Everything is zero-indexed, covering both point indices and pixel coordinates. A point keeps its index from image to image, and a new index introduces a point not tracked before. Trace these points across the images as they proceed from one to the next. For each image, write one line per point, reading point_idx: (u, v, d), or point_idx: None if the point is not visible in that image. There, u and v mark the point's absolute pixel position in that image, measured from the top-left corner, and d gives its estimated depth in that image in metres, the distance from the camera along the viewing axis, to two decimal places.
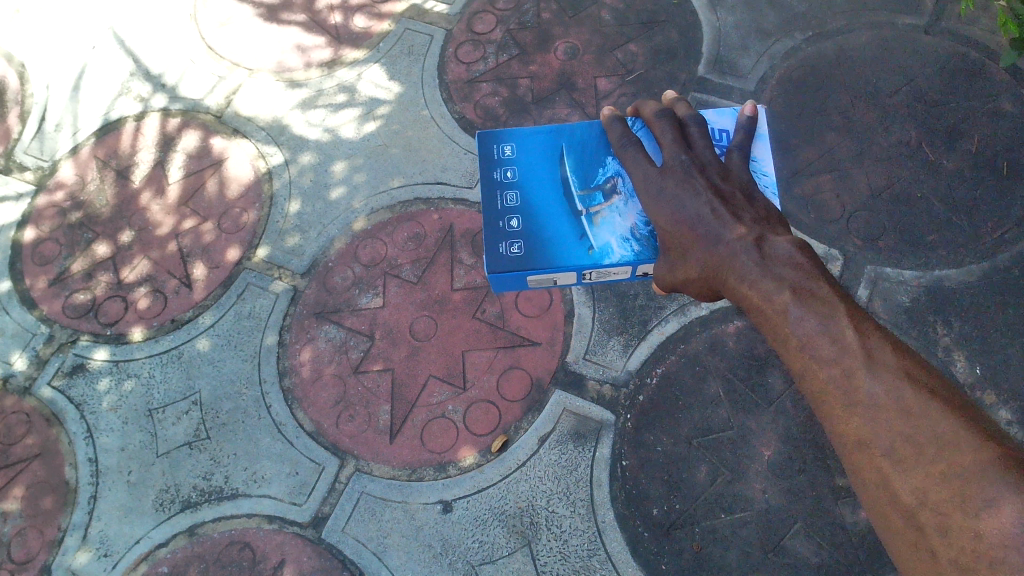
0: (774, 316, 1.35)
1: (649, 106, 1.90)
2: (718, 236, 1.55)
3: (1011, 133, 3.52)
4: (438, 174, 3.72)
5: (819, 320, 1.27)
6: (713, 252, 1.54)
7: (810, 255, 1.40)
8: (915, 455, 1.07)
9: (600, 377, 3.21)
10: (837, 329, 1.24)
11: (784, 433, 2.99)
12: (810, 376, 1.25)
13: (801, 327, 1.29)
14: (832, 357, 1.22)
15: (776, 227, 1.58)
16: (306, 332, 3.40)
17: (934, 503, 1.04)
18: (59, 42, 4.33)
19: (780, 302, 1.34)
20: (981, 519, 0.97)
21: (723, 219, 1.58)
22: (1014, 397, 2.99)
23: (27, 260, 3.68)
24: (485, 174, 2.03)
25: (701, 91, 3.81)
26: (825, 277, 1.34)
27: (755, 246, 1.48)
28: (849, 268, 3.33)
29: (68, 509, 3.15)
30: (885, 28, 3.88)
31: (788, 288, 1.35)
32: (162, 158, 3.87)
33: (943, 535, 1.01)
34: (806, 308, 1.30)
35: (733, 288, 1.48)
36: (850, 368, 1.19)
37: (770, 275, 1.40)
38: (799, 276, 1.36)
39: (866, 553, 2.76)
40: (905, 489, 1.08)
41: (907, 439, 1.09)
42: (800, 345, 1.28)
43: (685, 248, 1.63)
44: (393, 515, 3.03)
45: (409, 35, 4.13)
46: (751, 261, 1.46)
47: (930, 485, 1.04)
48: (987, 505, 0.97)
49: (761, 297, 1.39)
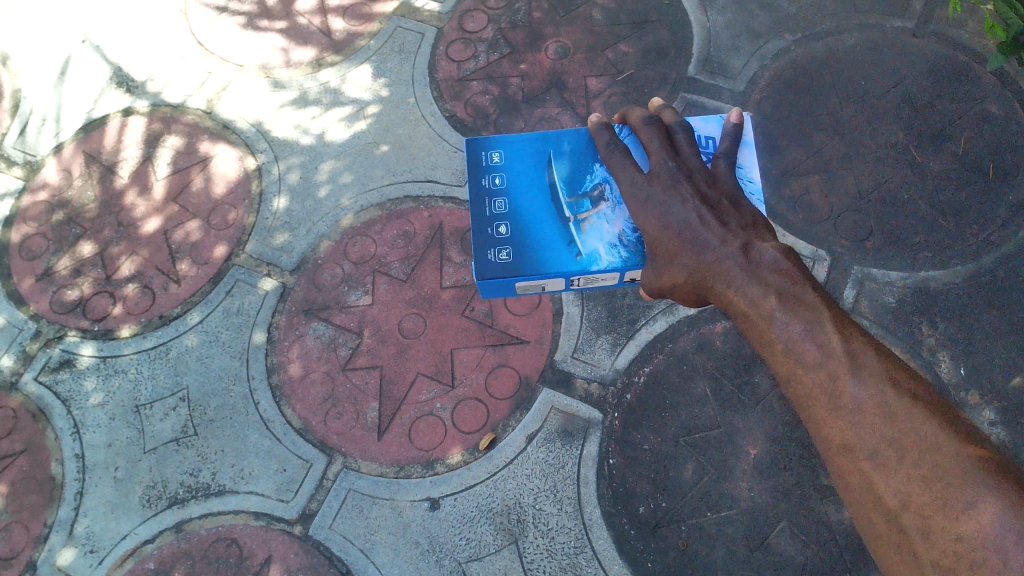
0: (759, 321, 1.36)
1: (636, 113, 1.90)
2: (704, 241, 1.56)
3: (997, 136, 3.55)
4: (428, 172, 3.72)
5: (803, 325, 1.28)
6: (700, 258, 1.55)
7: (796, 260, 1.41)
8: (898, 459, 1.09)
9: (588, 376, 3.22)
10: (822, 333, 1.25)
11: (771, 432, 3.01)
12: (795, 380, 1.26)
13: (786, 331, 1.30)
14: (816, 361, 1.23)
15: (761, 232, 1.59)
16: (294, 329, 3.40)
17: (918, 506, 1.06)
18: (47, 37, 4.31)
19: (766, 307, 1.35)
20: (965, 522, 0.99)
21: (709, 224, 1.59)
22: (997, 396, 3.02)
23: (14, 255, 3.67)
24: (473, 180, 2.04)
25: (691, 91, 3.83)
26: (810, 282, 1.36)
27: (741, 252, 1.49)
28: (836, 268, 3.36)
29: (53, 505, 3.14)
30: (873, 30, 3.90)
31: (774, 293, 1.36)
32: (151, 154, 3.86)
33: (926, 537, 1.04)
34: (791, 313, 1.31)
35: (719, 292, 1.49)
36: (835, 372, 1.20)
37: (755, 278, 1.42)
38: (785, 281, 1.38)
39: (850, 552, 2.79)
40: (889, 492, 1.10)
41: (890, 443, 1.11)
42: (785, 349, 1.29)
43: (671, 253, 1.64)
44: (381, 512, 3.04)
45: (400, 33, 4.13)
46: (737, 266, 1.47)
47: (914, 488, 1.06)
48: (970, 509, 0.99)
49: (746, 301, 1.40)
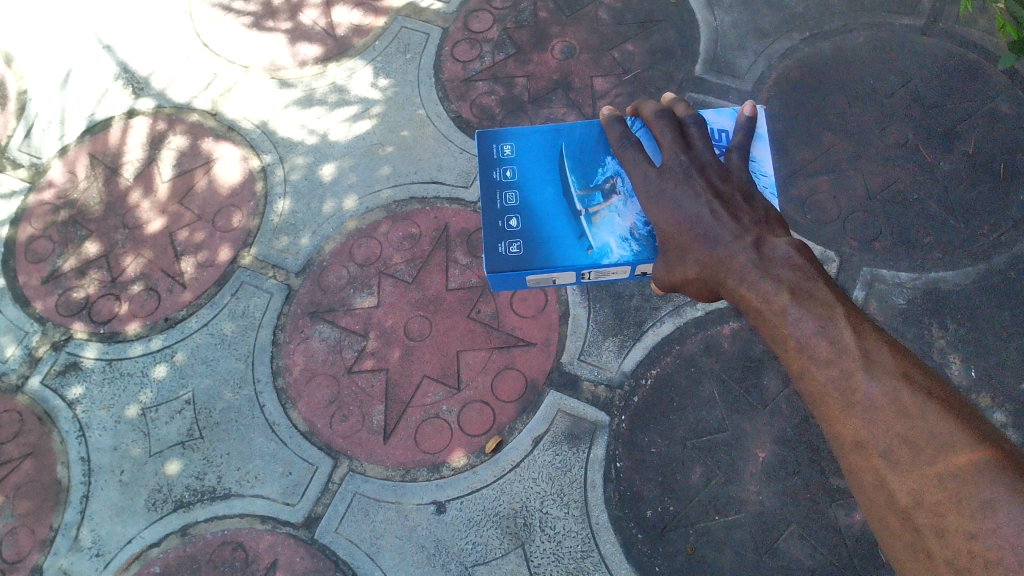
0: (771, 318, 1.33)
1: (649, 106, 1.88)
2: (717, 236, 1.54)
3: (1008, 136, 3.51)
4: (434, 173, 3.70)
5: (816, 321, 1.26)
6: (711, 254, 1.53)
7: (810, 257, 1.39)
8: (911, 457, 1.06)
9: (596, 378, 3.20)
10: (835, 330, 1.23)
11: (780, 435, 2.98)
12: (808, 377, 1.24)
13: (798, 328, 1.27)
14: (829, 358, 1.21)
15: (775, 226, 1.56)
16: (300, 331, 3.38)
17: (932, 505, 1.02)
18: (54, 40, 4.30)
19: (778, 304, 1.33)
20: (980, 521, 0.95)
21: (723, 219, 1.56)
22: (1010, 399, 2.99)
23: (20, 257, 3.66)
24: (485, 173, 2.03)
25: (698, 90, 3.80)
26: (825, 279, 1.33)
27: (754, 247, 1.47)
28: (845, 270, 3.32)
29: (59, 509, 3.14)
30: (882, 29, 3.87)
31: (786, 289, 1.34)
32: (155, 156, 3.85)
33: (940, 536, 1.00)
34: (803, 310, 1.29)
35: (731, 288, 1.47)
36: (848, 370, 1.18)
37: (768, 275, 1.39)
38: (798, 277, 1.35)
39: (860, 556, 2.76)
40: (903, 490, 1.06)
41: (905, 440, 1.08)
42: (798, 346, 1.27)
43: (683, 249, 1.61)
44: (387, 516, 3.02)
45: (406, 33, 4.11)
46: (750, 262, 1.44)
47: (928, 486, 1.03)
48: (985, 507, 0.96)
49: (759, 298, 1.38)
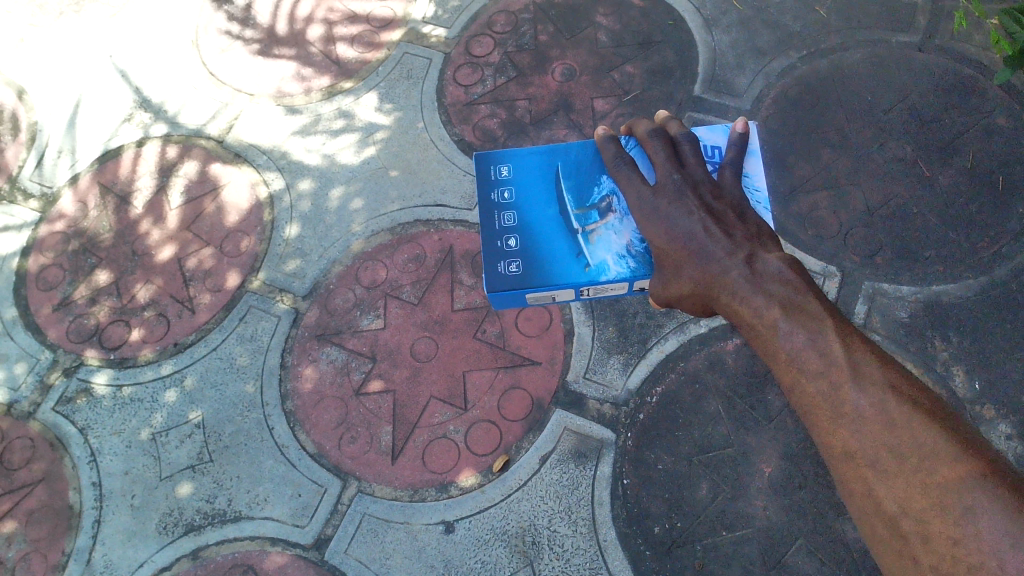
0: (762, 332, 1.37)
1: (642, 124, 1.90)
2: (709, 253, 1.57)
3: (1006, 149, 3.55)
4: (437, 197, 3.75)
5: (806, 334, 1.29)
6: (705, 270, 1.56)
7: (801, 272, 1.42)
8: (896, 465, 1.09)
9: (601, 397, 3.23)
10: (824, 343, 1.26)
11: (785, 450, 3.00)
12: (799, 389, 1.26)
13: (789, 342, 1.31)
14: (819, 369, 1.24)
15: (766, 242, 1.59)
16: (307, 354, 3.43)
17: (917, 512, 1.04)
18: (64, 69, 4.40)
19: (769, 318, 1.37)
20: (963, 528, 0.98)
21: (715, 236, 1.60)
22: (1014, 411, 3.00)
23: (31, 286, 3.72)
24: (483, 194, 2.08)
25: (697, 109, 3.86)
26: (815, 294, 1.37)
27: (746, 263, 1.50)
28: (847, 284, 3.35)
29: (72, 534, 3.17)
30: (880, 45, 3.93)
31: (777, 303, 1.37)
32: (165, 184, 3.92)
33: (925, 542, 1.02)
34: (794, 324, 1.32)
35: (725, 302, 1.50)
36: (837, 382, 1.20)
37: (760, 289, 1.42)
38: (789, 291, 1.39)
39: (868, 571, 2.76)
40: (889, 498, 1.08)
41: (891, 449, 1.10)
42: (789, 358, 1.30)
43: (679, 264, 1.64)
44: (395, 537, 3.04)
45: (408, 59, 4.19)
46: (741, 277, 1.48)
47: (913, 493, 1.06)
48: (967, 513, 0.99)
49: (751, 312, 1.41)
